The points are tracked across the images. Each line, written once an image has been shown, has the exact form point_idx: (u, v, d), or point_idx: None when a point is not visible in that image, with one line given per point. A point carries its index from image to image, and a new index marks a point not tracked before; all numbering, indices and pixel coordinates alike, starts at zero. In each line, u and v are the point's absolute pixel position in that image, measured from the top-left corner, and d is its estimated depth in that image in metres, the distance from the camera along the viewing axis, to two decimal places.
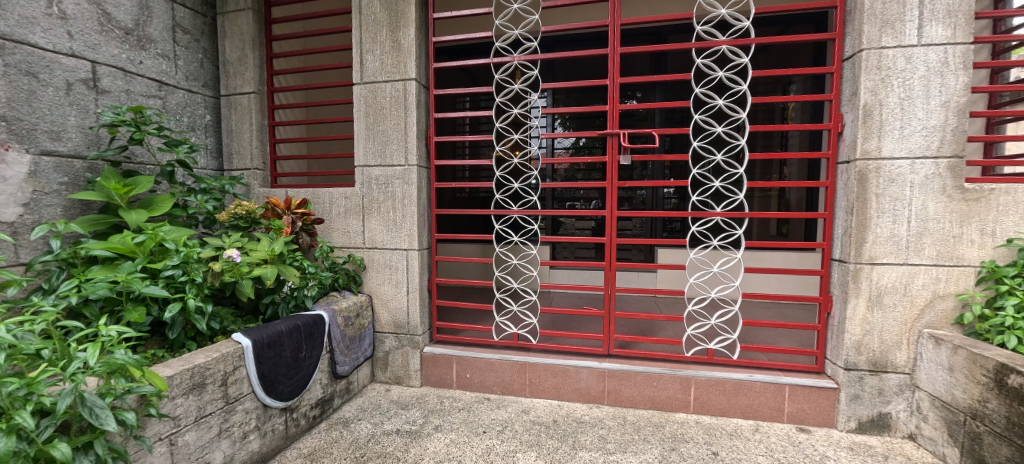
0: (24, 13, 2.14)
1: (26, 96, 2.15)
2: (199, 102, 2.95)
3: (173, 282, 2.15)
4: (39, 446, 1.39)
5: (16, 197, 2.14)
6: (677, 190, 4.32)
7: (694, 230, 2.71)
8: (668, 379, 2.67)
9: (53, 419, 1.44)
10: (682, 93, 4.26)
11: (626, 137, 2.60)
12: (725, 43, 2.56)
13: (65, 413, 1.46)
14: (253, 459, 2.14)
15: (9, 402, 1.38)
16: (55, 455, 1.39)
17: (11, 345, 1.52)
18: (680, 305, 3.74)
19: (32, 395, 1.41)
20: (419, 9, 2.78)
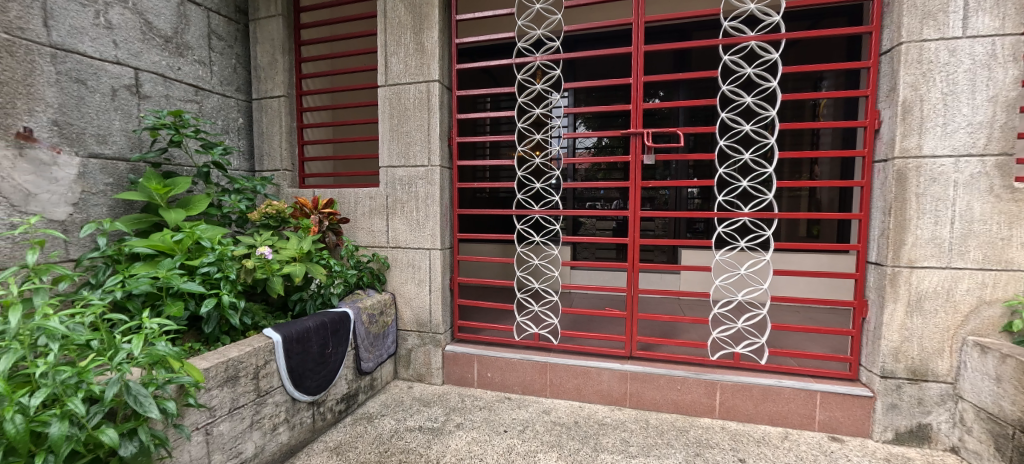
0: (74, 23, 2.27)
1: (76, 102, 2.29)
2: (232, 106, 3.07)
3: (209, 279, 2.25)
4: (89, 431, 1.48)
5: (67, 197, 2.28)
6: (702, 190, 4.24)
7: (720, 231, 2.64)
8: (693, 383, 2.62)
9: (101, 406, 1.53)
10: (707, 90, 4.17)
11: (650, 137, 2.56)
12: (754, 39, 2.49)
13: (112, 401, 1.54)
14: (282, 451, 2.21)
15: (62, 389, 1.47)
16: (103, 439, 1.47)
17: (64, 335, 1.61)
18: (705, 308, 3.66)
19: (82, 383, 1.50)
20: (442, 11, 2.81)
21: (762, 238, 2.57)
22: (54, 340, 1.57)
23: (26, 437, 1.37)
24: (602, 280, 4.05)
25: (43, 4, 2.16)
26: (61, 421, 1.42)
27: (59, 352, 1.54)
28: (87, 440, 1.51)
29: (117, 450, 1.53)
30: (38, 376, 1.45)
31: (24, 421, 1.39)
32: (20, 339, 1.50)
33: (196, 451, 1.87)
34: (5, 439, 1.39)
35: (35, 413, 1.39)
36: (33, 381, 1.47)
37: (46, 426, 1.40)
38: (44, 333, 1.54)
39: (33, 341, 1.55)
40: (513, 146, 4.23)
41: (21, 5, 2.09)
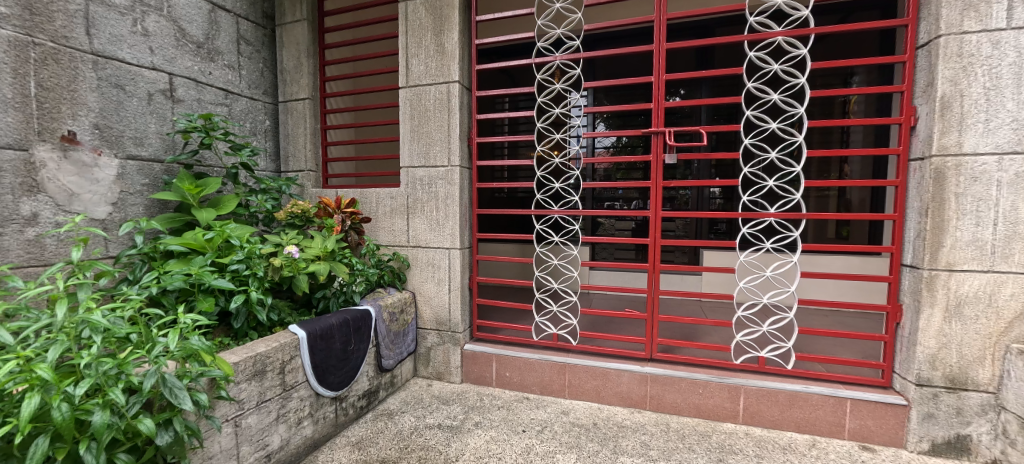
0: (114, 31, 2.38)
1: (115, 106, 2.40)
2: (260, 109, 3.17)
3: (239, 276, 2.33)
4: (128, 420, 1.54)
5: (107, 197, 2.39)
6: (724, 190, 4.15)
7: (745, 231, 2.57)
8: (715, 387, 2.56)
9: (140, 396, 1.60)
10: (731, 88, 4.08)
11: (672, 136, 2.52)
12: (781, 34, 2.42)
13: (149, 391, 1.61)
14: (306, 444, 2.27)
15: (103, 379, 1.53)
16: (141, 428, 1.53)
17: (106, 328, 1.69)
18: (728, 310, 3.58)
19: (121, 374, 1.57)
20: (463, 12, 2.84)
21: (788, 239, 2.49)
22: (95, 332, 1.65)
23: (71, 424, 1.44)
24: (622, 281, 4.02)
25: (86, 13, 2.27)
26: (102, 409, 1.49)
27: (100, 344, 1.61)
28: (126, 428, 1.58)
29: (154, 438, 1.60)
30: (82, 366, 1.52)
31: (70, 409, 1.46)
32: (65, 332, 1.58)
33: (226, 443, 1.94)
34: (51, 425, 1.46)
35: (79, 401, 1.46)
36: (76, 371, 1.55)
37: (89, 414, 1.47)
38: (87, 326, 1.62)
39: (77, 334, 1.63)
40: (532, 146, 4.24)
41: (65, 15, 2.21)
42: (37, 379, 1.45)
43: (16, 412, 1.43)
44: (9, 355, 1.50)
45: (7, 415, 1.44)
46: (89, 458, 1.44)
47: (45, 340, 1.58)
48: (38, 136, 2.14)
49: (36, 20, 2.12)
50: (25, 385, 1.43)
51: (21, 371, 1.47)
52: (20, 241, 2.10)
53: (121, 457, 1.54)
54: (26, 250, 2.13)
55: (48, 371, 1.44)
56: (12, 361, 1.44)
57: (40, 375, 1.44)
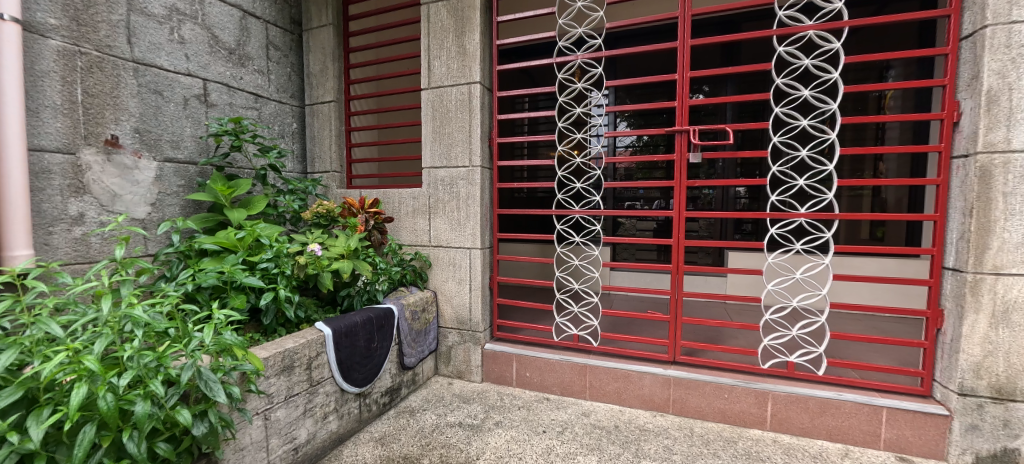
0: (153, 39, 2.49)
1: (154, 111, 2.52)
2: (287, 112, 3.27)
3: (268, 274, 2.41)
4: (167, 410, 1.61)
5: (146, 198, 2.52)
6: (750, 190, 4.04)
7: (773, 232, 2.48)
8: (742, 392, 2.50)
9: (178, 388, 1.66)
10: (758, 84, 3.98)
11: (696, 134, 2.46)
12: (811, 28, 2.33)
13: (186, 384, 1.68)
14: (332, 439, 2.33)
15: (144, 371, 1.60)
16: (180, 418, 1.60)
17: (145, 323, 1.77)
18: (754, 313, 3.49)
19: (159, 366, 1.64)
20: (484, 13, 2.85)
21: (820, 241, 2.39)
22: (137, 326, 1.72)
23: (116, 413, 1.51)
24: (643, 282, 3.97)
25: (127, 23, 2.39)
26: (144, 400, 1.55)
27: (142, 337, 1.68)
28: (165, 419, 1.64)
29: (191, 429, 1.67)
30: (126, 359, 1.59)
31: (115, 399, 1.52)
32: (109, 326, 1.65)
33: (257, 435, 2.01)
34: (98, 414, 1.53)
35: (123, 392, 1.53)
36: (119, 363, 1.61)
37: (132, 404, 1.54)
38: (129, 321, 1.70)
39: (121, 328, 1.71)
40: (552, 146, 4.23)
41: (109, 25, 2.33)
42: (85, 370, 1.52)
43: (67, 400, 1.50)
44: (60, 347, 1.57)
45: (58, 403, 1.51)
46: (133, 445, 1.51)
47: (91, 334, 1.66)
48: (84, 140, 2.26)
49: (83, 30, 2.24)
50: (74, 375, 1.50)
51: (70, 362, 1.54)
52: (68, 240, 2.23)
53: (162, 445, 1.60)
54: (73, 248, 2.25)
55: (95, 362, 1.51)
56: (63, 352, 1.52)
57: (88, 366, 1.51)
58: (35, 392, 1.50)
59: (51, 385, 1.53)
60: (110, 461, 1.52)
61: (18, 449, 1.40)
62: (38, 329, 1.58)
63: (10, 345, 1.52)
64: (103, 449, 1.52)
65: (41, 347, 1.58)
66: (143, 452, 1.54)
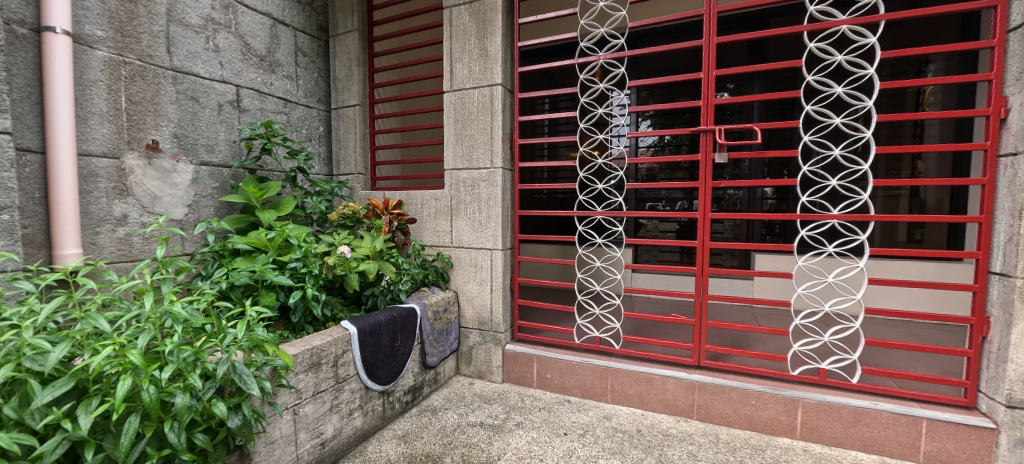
0: (191, 48, 2.61)
1: (191, 117, 2.64)
2: (315, 116, 3.37)
3: (297, 273, 2.49)
4: (204, 403, 1.68)
5: (184, 200, 2.65)
6: (778, 190, 3.93)
7: (804, 235, 2.39)
8: (770, 398, 2.43)
9: (214, 382, 1.73)
10: (787, 82, 3.86)
11: (722, 134, 2.41)
12: (845, 23, 2.24)
13: (221, 378, 1.74)
14: (356, 435, 2.38)
15: (183, 365, 1.67)
16: (217, 411, 1.67)
17: (184, 319, 1.85)
18: (782, 317, 3.39)
19: (197, 361, 1.70)
20: (505, 15, 2.87)
21: (854, 243, 2.28)
22: (176, 322, 1.79)
23: (158, 405, 1.57)
24: (666, 284, 3.91)
25: (167, 34, 2.51)
26: (183, 393, 1.62)
27: (181, 333, 1.75)
28: (203, 411, 1.71)
29: (226, 421, 1.74)
30: (166, 353, 1.66)
31: (157, 391, 1.59)
32: (151, 321, 1.72)
33: (286, 429, 2.07)
34: (141, 405, 1.59)
35: (164, 384, 1.60)
36: (160, 357, 1.68)
37: (173, 397, 1.61)
38: (169, 317, 1.78)
39: (161, 324, 1.77)
40: (573, 146, 4.22)
41: (150, 35, 2.45)
42: (130, 363, 1.58)
43: (113, 392, 1.56)
44: (107, 341, 1.64)
45: (105, 395, 1.57)
46: (174, 435, 1.58)
47: (135, 329, 1.73)
48: (127, 145, 2.39)
49: (127, 41, 2.37)
50: (120, 368, 1.56)
51: (117, 356, 1.60)
52: (113, 239, 2.35)
53: (200, 436, 1.66)
54: (117, 247, 2.37)
55: (139, 356, 1.57)
56: (110, 346, 1.58)
57: (132, 360, 1.57)
58: (84, 383, 1.56)
59: (99, 377, 1.59)
60: (152, 450, 1.58)
61: (69, 437, 1.46)
62: (87, 324, 1.65)
63: (63, 338, 1.59)
64: (146, 438, 1.58)
65: (90, 341, 1.64)
66: (182, 442, 1.60)
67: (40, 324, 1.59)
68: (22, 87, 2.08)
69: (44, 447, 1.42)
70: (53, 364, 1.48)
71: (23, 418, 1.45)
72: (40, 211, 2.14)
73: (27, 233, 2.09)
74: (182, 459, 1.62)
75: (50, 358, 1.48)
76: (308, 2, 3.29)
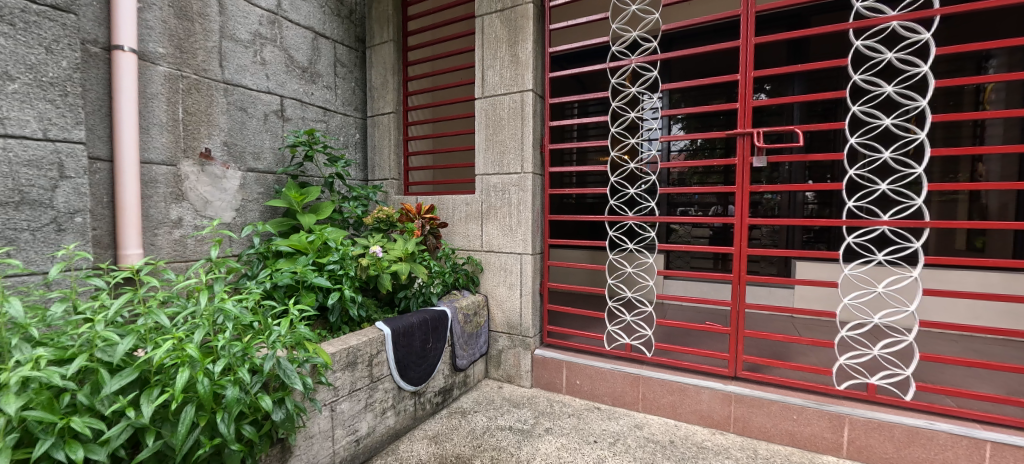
0: (240, 62, 2.78)
1: (240, 126, 2.81)
2: (351, 124, 3.51)
3: (334, 274, 2.59)
4: (252, 396, 1.77)
5: (232, 204, 2.82)
6: (820, 195, 3.76)
7: (852, 242, 2.24)
8: (813, 414, 2.31)
9: (261, 376, 1.82)
10: (831, 81, 3.69)
11: (760, 137, 2.32)
12: (895, 19, 2.11)
13: (268, 373, 1.83)
14: (389, 433, 2.45)
15: (234, 360, 1.77)
16: (264, 404, 1.76)
17: (234, 316, 1.95)
18: (824, 329, 3.22)
19: (245, 356, 1.80)
20: (536, 22, 2.90)
21: (908, 251, 2.11)
22: (228, 318, 1.89)
23: (211, 396, 1.67)
24: (699, 292, 3.80)
25: (220, 49, 2.68)
26: (234, 386, 1.71)
27: (232, 329, 1.85)
28: (250, 404, 1.80)
29: (271, 414, 1.83)
30: (219, 348, 1.75)
31: (210, 383, 1.68)
32: (205, 318, 1.82)
33: (324, 425, 2.15)
34: (196, 396, 1.69)
35: (217, 377, 1.69)
36: (213, 351, 1.78)
37: (224, 389, 1.70)
38: (222, 314, 1.88)
39: (214, 320, 1.88)
40: (602, 151, 4.21)
41: (205, 51, 2.62)
42: (187, 356, 1.68)
43: (172, 383, 1.67)
44: (167, 335, 1.75)
45: (165, 385, 1.67)
46: (225, 425, 1.67)
47: (190, 324, 1.83)
48: (183, 154, 2.57)
49: (185, 57, 2.55)
50: (178, 361, 1.66)
51: (176, 349, 1.70)
52: (169, 241, 2.53)
53: (247, 428, 1.75)
54: (173, 247, 2.55)
55: (196, 350, 1.67)
56: (170, 340, 1.69)
57: (189, 353, 1.67)
58: (147, 374, 1.66)
59: (160, 369, 1.70)
60: (205, 439, 1.68)
61: (132, 424, 1.57)
62: (150, 319, 1.77)
63: (129, 332, 1.70)
64: (200, 428, 1.67)
65: (152, 335, 1.75)
66: (232, 433, 1.69)
67: (111, 318, 1.71)
68: (94, 101, 2.27)
69: (111, 432, 1.53)
70: (121, 355, 1.59)
71: (93, 403, 1.56)
72: (108, 214, 2.32)
73: (96, 234, 2.27)
74: (231, 448, 1.71)
75: (118, 349, 1.59)
76: (347, 15, 3.43)
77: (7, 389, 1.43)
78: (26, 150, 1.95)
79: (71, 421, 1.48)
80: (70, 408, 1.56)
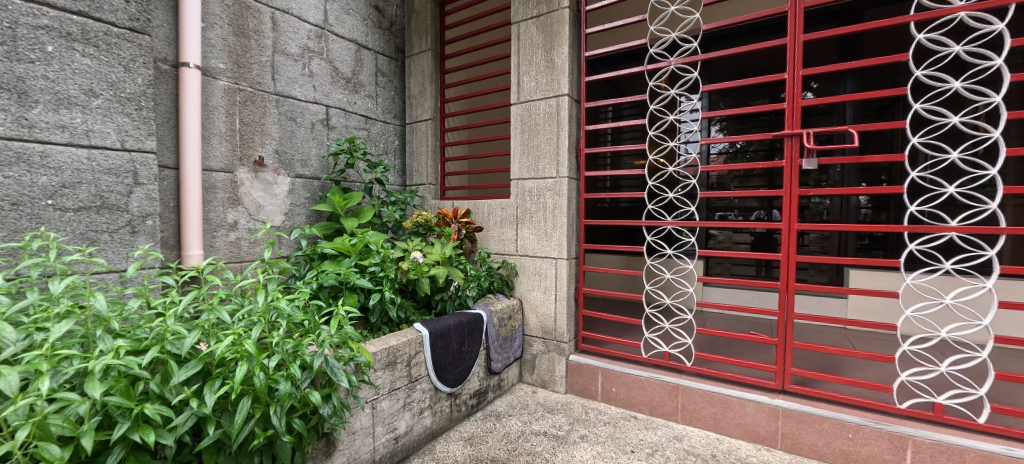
0: (291, 75, 2.95)
1: (290, 135, 2.97)
2: (391, 131, 3.63)
3: (376, 276, 2.68)
4: (302, 391, 1.86)
5: (281, 208, 2.98)
6: (874, 199, 3.53)
7: (915, 249, 2.06)
8: (870, 433, 2.16)
9: (309, 373, 1.90)
10: (890, 77, 3.45)
11: (809, 138, 2.20)
12: (964, 9, 1.94)
13: (316, 370, 1.92)
14: (426, 433, 2.50)
15: (286, 356, 1.85)
16: (313, 399, 1.84)
17: (287, 315, 2.05)
18: (882, 342, 3.00)
19: (297, 353, 1.88)
20: (572, 27, 2.89)
21: (982, 260, 1.92)
22: (281, 316, 1.99)
23: (266, 390, 1.76)
24: (741, 300, 3.65)
25: (272, 63, 2.86)
26: (286, 381, 1.81)
27: (285, 327, 1.95)
28: (301, 398, 1.88)
29: (319, 409, 1.91)
30: (274, 344, 1.85)
31: (265, 377, 1.77)
32: (261, 316, 1.93)
33: (366, 421, 2.22)
34: (252, 389, 1.79)
35: (271, 372, 1.78)
36: (268, 347, 1.87)
37: (277, 384, 1.79)
38: (275, 312, 1.98)
39: (269, 318, 1.98)
40: (637, 155, 4.14)
41: (260, 65, 2.80)
42: (245, 351, 1.79)
43: (231, 376, 1.77)
44: (228, 330, 1.86)
45: (225, 377, 1.78)
46: (277, 418, 1.76)
47: (248, 321, 1.94)
48: (240, 162, 2.75)
49: (242, 71, 2.73)
50: (238, 355, 1.77)
51: (235, 344, 1.81)
52: (226, 242, 2.71)
53: (297, 421, 1.84)
54: (230, 248, 2.73)
55: (253, 345, 1.77)
56: (230, 335, 1.80)
57: (247, 348, 1.77)
58: (209, 366, 1.77)
59: (221, 362, 1.80)
60: (259, 430, 1.77)
61: (196, 412, 1.67)
62: (213, 315, 1.89)
63: (195, 326, 1.82)
64: (255, 419, 1.77)
65: (215, 330, 1.86)
66: (284, 425, 1.78)
67: (180, 313, 1.85)
68: (164, 113, 2.47)
69: (178, 420, 1.64)
70: (187, 348, 1.72)
71: (163, 392, 1.68)
72: (173, 217, 2.51)
73: (164, 236, 2.47)
74: (283, 440, 1.80)
75: (186, 343, 1.71)
76: (388, 26, 3.56)
77: (92, 375, 1.56)
78: (107, 160, 2.15)
79: (144, 408, 1.59)
80: (143, 395, 1.68)
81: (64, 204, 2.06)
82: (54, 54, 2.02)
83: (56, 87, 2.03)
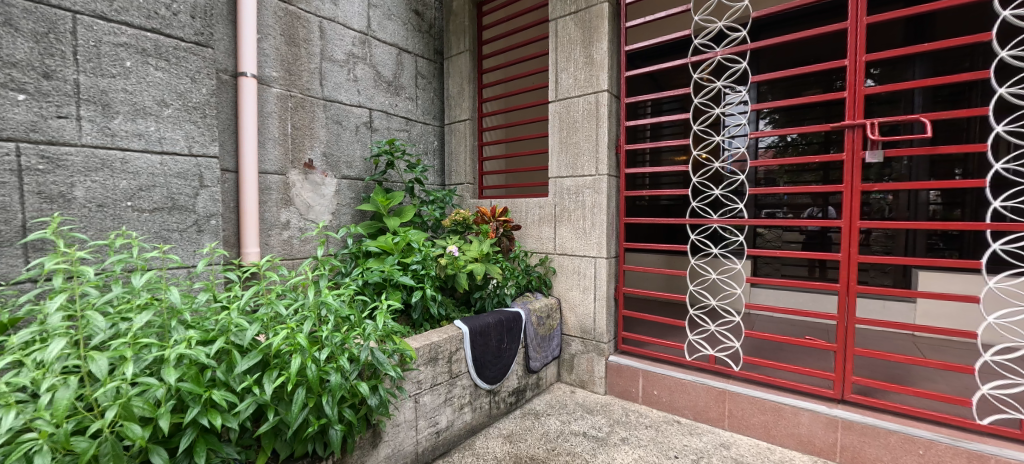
0: (336, 80, 3.07)
1: (336, 138, 3.10)
2: (430, 131, 3.71)
3: (417, 274, 2.75)
4: (351, 382, 1.94)
5: (329, 208, 3.12)
6: (946, 194, 3.23)
7: (999, 249, 1.84)
8: (944, 449, 1.98)
9: (357, 365, 1.97)
10: (966, 61, 3.14)
11: (872, 128, 2.02)
12: None
13: (363, 362, 1.99)
14: (466, 428, 2.53)
15: (335, 349, 1.93)
16: (361, 390, 1.91)
17: (335, 310, 2.13)
18: (958, 351, 2.74)
19: (344, 346, 1.95)
20: (612, 21, 2.83)
21: None
22: (329, 311, 2.07)
23: (318, 380, 1.84)
24: (793, 302, 3.45)
25: (320, 69, 2.99)
26: (336, 372, 1.89)
27: (333, 321, 2.02)
28: (350, 389, 1.96)
29: (367, 399, 1.98)
30: (324, 337, 1.93)
31: (317, 369, 1.85)
32: (311, 311, 2.02)
33: (409, 415, 2.27)
34: (306, 380, 1.87)
35: (322, 363, 1.86)
36: (319, 340, 1.95)
37: (328, 375, 1.87)
38: (324, 307, 2.07)
39: (319, 313, 2.07)
40: (678, 151, 4.02)
41: (309, 72, 2.94)
42: (298, 344, 1.86)
43: (287, 366, 1.86)
44: (283, 324, 1.95)
45: (281, 368, 1.87)
46: (329, 407, 1.84)
47: (301, 315, 2.03)
48: (292, 164, 2.90)
49: (293, 78, 2.87)
50: (292, 347, 1.85)
51: (289, 337, 1.88)
52: (279, 240, 2.86)
53: (347, 411, 1.92)
54: (283, 246, 2.88)
55: (305, 338, 1.84)
56: (285, 329, 1.88)
57: (300, 341, 1.86)
58: (267, 357, 1.87)
59: (277, 353, 1.90)
60: (313, 418, 1.86)
61: (257, 400, 1.78)
62: (270, 309, 1.99)
63: (254, 319, 1.92)
64: (309, 408, 1.86)
65: (272, 323, 1.97)
66: (335, 414, 1.87)
67: (242, 307, 1.96)
68: (225, 120, 2.64)
69: (241, 406, 1.74)
70: (248, 339, 1.82)
71: (228, 379, 1.79)
72: (233, 217, 2.68)
73: (226, 235, 2.64)
74: (334, 429, 1.89)
75: (247, 334, 1.82)
76: (427, 29, 3.64)
77: (167, 362, 1.68)
78: (177, 165, 2.34)
79: (212, 393, 1.70)
80: (211, 382, 1.80)
81: (141, 205, 2.25)
82: (132, 68, 2.20)
83: (134, 99, 2.21)
